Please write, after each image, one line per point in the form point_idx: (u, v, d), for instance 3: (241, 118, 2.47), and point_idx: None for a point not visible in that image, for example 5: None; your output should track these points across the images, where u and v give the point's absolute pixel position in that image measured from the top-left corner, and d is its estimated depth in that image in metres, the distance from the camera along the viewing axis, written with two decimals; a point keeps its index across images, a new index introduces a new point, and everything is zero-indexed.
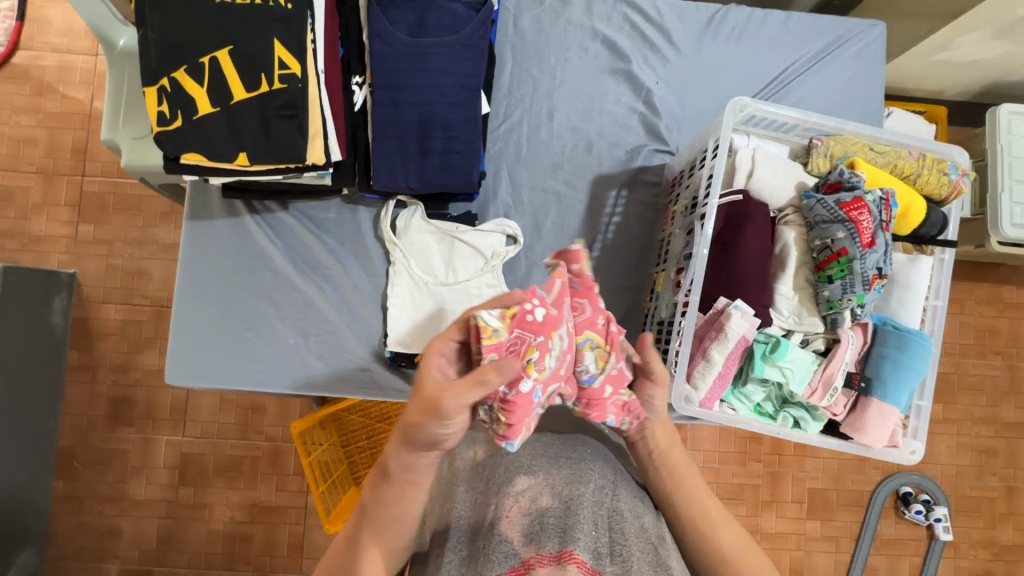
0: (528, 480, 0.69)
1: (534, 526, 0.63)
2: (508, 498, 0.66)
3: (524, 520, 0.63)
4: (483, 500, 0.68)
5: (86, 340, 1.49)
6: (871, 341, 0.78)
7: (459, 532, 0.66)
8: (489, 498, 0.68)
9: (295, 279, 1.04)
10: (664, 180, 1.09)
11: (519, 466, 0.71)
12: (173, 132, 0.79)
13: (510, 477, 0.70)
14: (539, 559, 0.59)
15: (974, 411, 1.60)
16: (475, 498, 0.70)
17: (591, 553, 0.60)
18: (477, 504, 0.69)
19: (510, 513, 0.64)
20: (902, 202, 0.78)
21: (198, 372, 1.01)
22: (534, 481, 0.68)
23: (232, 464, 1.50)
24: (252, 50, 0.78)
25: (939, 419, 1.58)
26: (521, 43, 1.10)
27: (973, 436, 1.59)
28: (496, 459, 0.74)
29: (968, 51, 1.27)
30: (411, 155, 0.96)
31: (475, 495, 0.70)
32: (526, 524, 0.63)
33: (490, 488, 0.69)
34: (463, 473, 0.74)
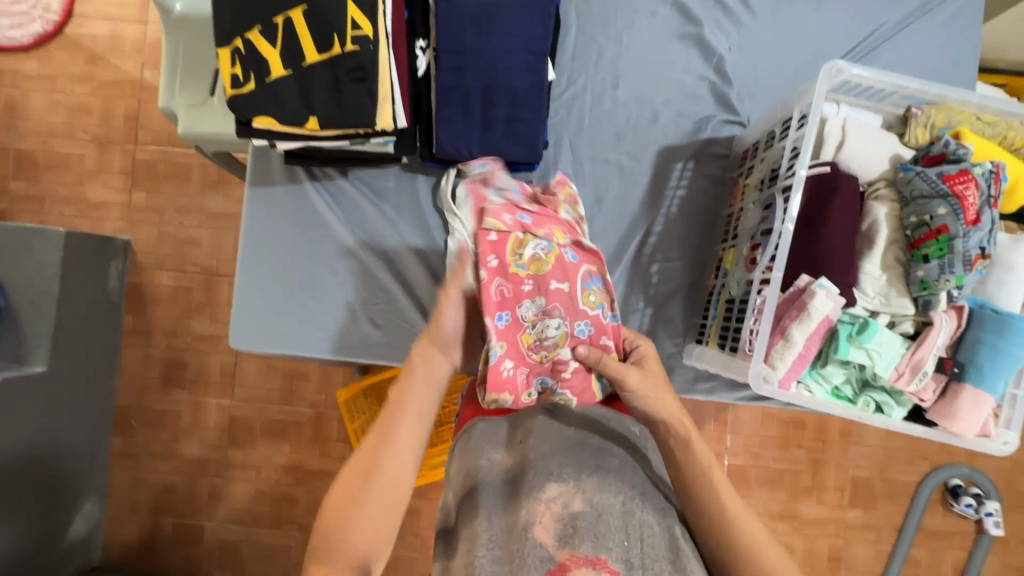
0: (558, 488, 0.66)
1: (567, 530, 0.63)
2: (540, 504, 0.65)
3: (557, 525, 0.64)
4: (513, 504, 0.67)
5: (139, 305, 1.54)
6: (965, 324, 0.73)
7: (488, 533, 0.65)
8: (519, 505, 0.67)
9: (353, 246, 1.04)
10: (732, 153, 1.04)
11: (548, 472, 0.68)
12: (246, 95, 0.78)
13: (539, 485, 0.67)
14: (574, 562, 0.61)
15: None
16: (501, 501, 0.69)
17: (622, 561, 0.62)
18: (505, 507, 0.68)
19: (544, 519, 0.64)
20: (1011, 176, 0.73)
21: (257, 334, 1.03)
22: (566, 489, 0.66)
23: (278, 428, 1.55)
24: (324, 10, 0.76)
25: None
26: (586, 6, 1.05)
27: None
28: (523, 467, 0.70)
29: None
30: (475, 123, 0.94)
31: (502, 499, 0.69)
32: (558, 529, 0.64)
33: (520, 494, 0.67)
34: (485, 474, 0.71)
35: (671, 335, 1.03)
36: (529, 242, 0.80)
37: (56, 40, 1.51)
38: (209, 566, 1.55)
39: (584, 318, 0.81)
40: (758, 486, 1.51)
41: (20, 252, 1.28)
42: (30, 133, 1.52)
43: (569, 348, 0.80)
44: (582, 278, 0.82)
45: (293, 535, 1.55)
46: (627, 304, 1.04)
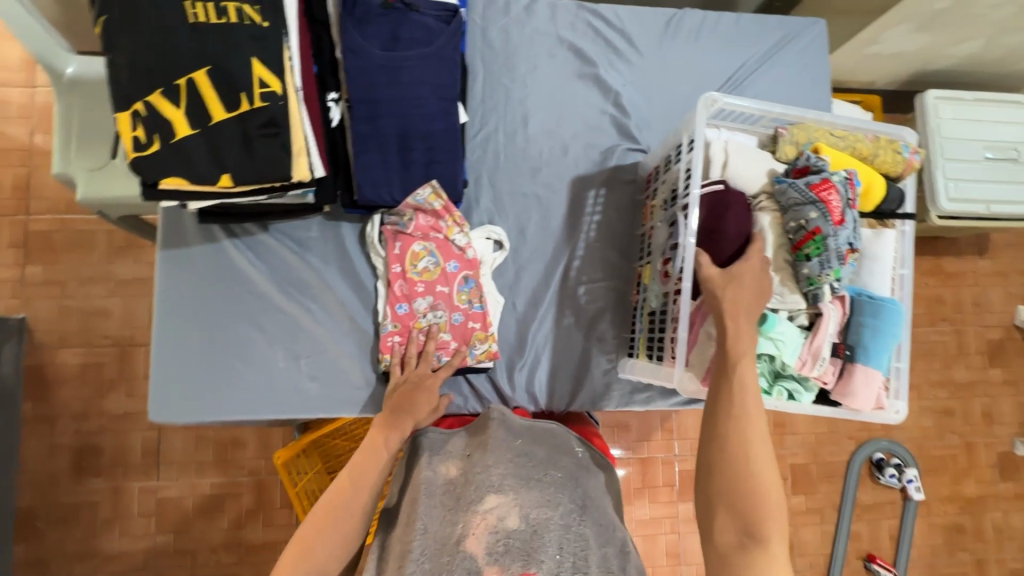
0: (498, 499, 0.71)
1: (498, 543, 0.68)
2: (477, 518, 0.70)
3: (490, 539, 0.68)
4: (452, 517, 0.71)
5: (41, 389, 1.40)
6: (849, 311, 0.83)
7: (423, 543, 0.69)
8: (458, 516, 0.71)
9: (281, 301, 1.02)
10: (639, 177, 1.13)
11: (489, 485, 0.72)
12: (151, 157, 0.76)
13: (480, 496, 0.72)
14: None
15: (931, 375, 1.74)
16: (441, 513, 0.73)
17: None
18: (443, 522, 0.72)
19: (477, 531, 0.69)
20: (864, 181, 0.84)
21: (181, 406, 0.97)
22: (504, 500, 0.71)
23: (215, 504, 1.43)
24: (229, 69, 0.76)
25: None
26: (491, 53, 1.12)
27: (932, 399, 1.72)
28: (467, 477, 0.75)
29: (894, 44, 1.38)
30: (394, 168, 0.97)
31: (443, 511, 0.73)
32: (491, 543, 0.68)
33: (459, 505, 0.72)
34: (430, 481, 0.77)
35: (605, 352, 1.08)
36: (423, 256, 1.03)
37: None
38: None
39: (458, 310, 1.02)
40: None
41: None
42: None
43: (447, 331, 1.01)
44: (459, 282, 1.03)
45: None
46: (561, 328, 1.08)
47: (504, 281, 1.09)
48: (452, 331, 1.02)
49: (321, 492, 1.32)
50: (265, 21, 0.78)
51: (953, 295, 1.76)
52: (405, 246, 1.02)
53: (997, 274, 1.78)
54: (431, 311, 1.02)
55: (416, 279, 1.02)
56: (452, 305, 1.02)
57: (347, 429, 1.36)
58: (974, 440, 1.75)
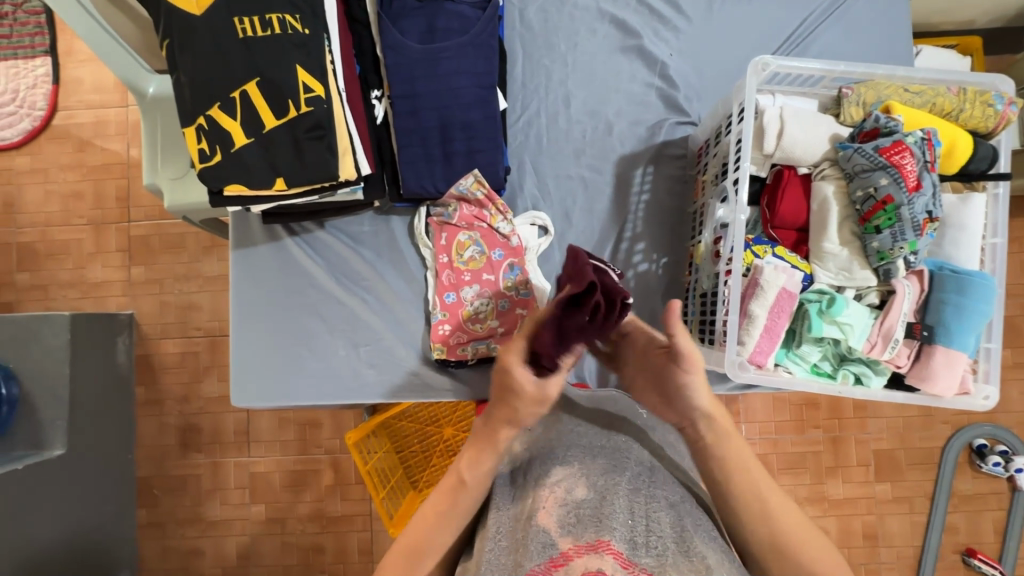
0: (563, 469, 0.69)
1: (570, 515, 0.62)
2: (545, 489, 0.67)
3: (560, 511, 0.63)
4: (523, 492, 0.70)
5: (149, 375, 1.58)
6: (928, 288, 0.75)
7: (497, 519, 0.68)
8: (528, 489, 0.70)
9: (340, 294, 1.08)
10: (689, 152, 1.08)
11: (554, 456, 0.72)
12: (215, 167, 0.83)
13: (546, 470, 0.70)
14: (576, 550, 0.58)
15: None
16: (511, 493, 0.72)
17: (628, 542, 0.59)
18: (514, 497, 0.71)
19: (547, 505, 0.64)
20: (945, 139, 0.75)
21: (257, 390, 1.07)
22: (569, 469, 0.69)
23: (297, 479, 1.57)
24: (276, 78, 0.80)
25: (1009, 364, 1.51)
26: (529, 35, 1.10)
27: None
28: (531, 449, 0.76)
29: None
30: (436, 159, 0.99)
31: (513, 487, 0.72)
32: (562, 515, 0.63)
33: (529, 480, 0.71)
34: (497, 454, 0.78)
35: None
36: (469, 244, 1.05)
37: (46, 134, 1.59)
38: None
39: (505, 298, 1.05)
40: (779, 473, 1.49)
41: (30, 341, 1.34)
42: (31, 225, 1.59)
43: (496, 319, 1.04)
44: (505, 270, 1.05)
45: None
46: None
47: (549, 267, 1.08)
48: (501, 317, 1.04)
49: (390, 471, 1.38)
50: (306, 28, 0.81)
51: None
52: (451, 237, 1.05)
53: None
54: (478, 300, 1.05)
55: (462, 269, 1.05)
56: (500, 293, 1.05)
57: (413, 412, 1.43)
58: None
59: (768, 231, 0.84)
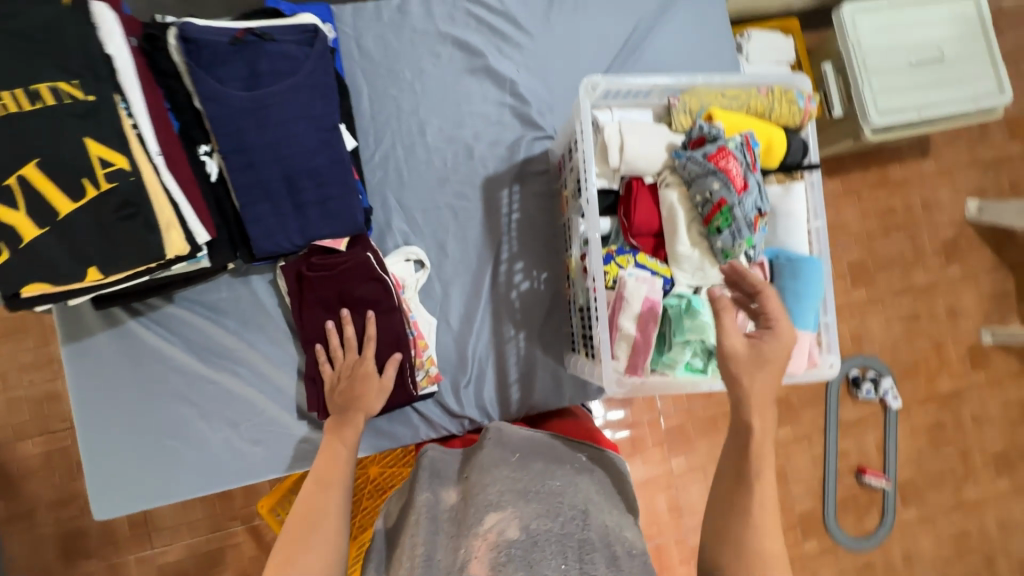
0: (495, 515, 0.66)
1: (499, 559, 0.60)
2: (477, 538, 0.64)
3: (492, 558, 0.61)
4: (455, 544, 0.66)
5: (10, 487, 1.34)
6: (770, 276, 0.81)
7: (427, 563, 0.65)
8: (460, 540, 0.66)
9: (208, 372, 0.97)
10: (551, 165, 1.08)
11: (486, 503, 0.68)
12: (3, 268, 0.69)
13: (480, 517, 0.67)
14: None
15: (894, 285, 1.72)
16: (442, 539, 0.69)
17: None
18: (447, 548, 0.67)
19: (478, 553, 0.62)
20: (763, 138, 0.81)
21: (121, 497, 0.94)
22: (502, 515, 0.66)
23: (214, 559, 1.38)
24: (63, 157, 0.70)
25: (866, 300, 1.69)
26: (370, 64, 1.05)
27: (898, 308, 1.71)
28: (467, 501, 0.72)
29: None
30: (287, 213, 0.91)
31: (447, 539, 0.68)
32: (493, 562, 0.61)
33: (461, 530, 0.67)
34: (435, 502, 0.76)
35: (550, 351, 1.06)
36: None
37: None
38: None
39: None
40: None
41: None
42: None
43: None
44: None
45: None
46: (501, 336, 1.05)
47: (433, 302, 1.05)
48: None
49: None
50: (88, 95, 0.71)
51: (904, 202, 1.74)
52: None
53: (943, 174, 1.75)
54: None
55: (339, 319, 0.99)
56: None
57: None
58: (945, 338, 1.73)
59: (629, 239, 0.86)
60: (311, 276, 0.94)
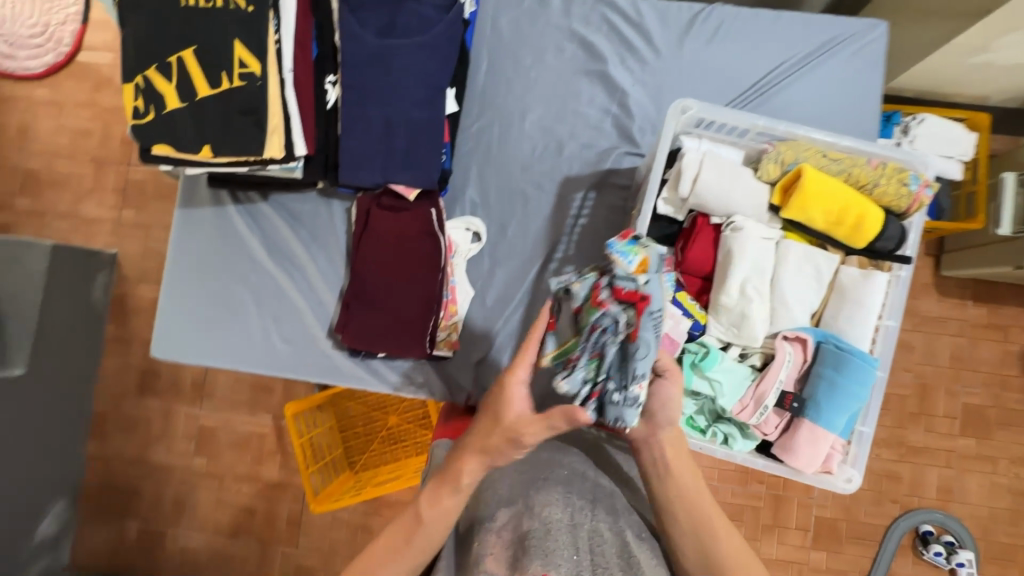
0: (505, 514, 0.68)
1: (515, 553, 0.63)
2: (490, 534, 0.67)
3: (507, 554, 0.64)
4: (472, 541, 0.69)
5: (122, 315, 1.60)
6: (811, 359, 0.73)
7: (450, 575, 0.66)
8: (474, 536, 0.69)
9: (271, 268, 1.10)
10: (634, 183, 1.07)
11: (498, 500, 0.70)
12: (146, 126, 0.85)
13: (492, 516, 0.69)
14: None
15: (1014, 450, 1.36)
16: (462, 536, 0.71)
17: None
18: (467, 541, 0.70)
19: (494, 550, 0.65)
20: (854, 211, 0.73)
21: (176, 345, 1.10)
22: (512, 513, 0.67)
23: (242, 440, 1.55)
24: (215, 50, 0.83)
25: (971, 455, 1.35)
26: (498, 43, 1.10)
27: (1012, 478, 1.35)
28: (478, 498, 0.73)
29: (1013, 52, 1.11)
30: (377, 153, 1.00)
31: (465, 534, 0.71)
32: (509, 556, 0.63)
33: (475, 528, 0.69)
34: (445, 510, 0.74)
35: None
36: None
37: (67, 70, 1.59)
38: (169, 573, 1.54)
39: None
40: None
41: (12, 264, 1.34)
42: (36, 154, 1.60)
43: None
44: None
45: (254, 549, 1.52)
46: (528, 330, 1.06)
47: (478, 275, 1.08)
48: None
49: (329, 448, 1.39)
50: (249, 6, 0.84)
51: None
52: None
53: None
54: None
55: None
56: None
57: (363, 392, 1.40)
58: None
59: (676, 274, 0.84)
60: (378, 213, 1.03)
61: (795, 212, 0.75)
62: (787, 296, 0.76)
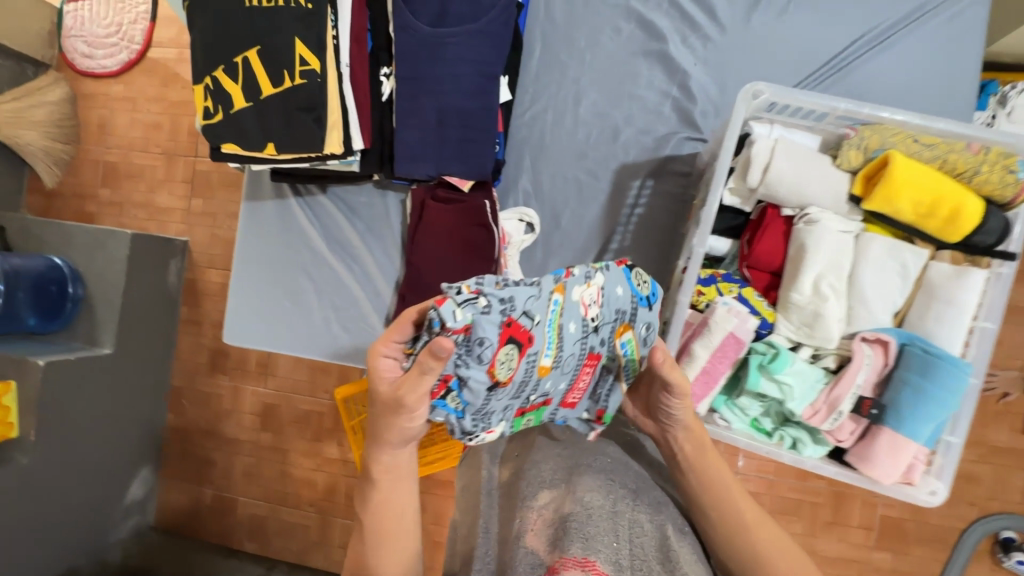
0: (548, 493, 0.63)
1: (557, 532, 0.58)
2: (531, 511, 0.62)
3: (549, 532, 0.59)
4: (508, 517, 0.64)
5: (194, 298, 1.65)
6: (893, 363, 0.68)
7: (485, 546, 0.63)
8: (512, 513, 0.64)
9: (331, 259, 1.14)
10: (695, 170, 1.02)
11: (541, 479, 0.66)
12: (216, 126, 0.89)
13: (532, 493, 0.64)
14: (564, 565, 0.53)
15: None
16: (499, 512, 0.66)
17: (612, 565, 0.54)
18: (503, 518, 0.65)
19: (535, 527, 0.60)
20: (947, 202, 0.67)
21: (245, 331, 1.16)
22: (556, 493, 0.63)
23: (303, 417, 1.61)
24: (277, 49, 0.85)
25: None
26: (551, 27, 1.07)
27: None
28: (518, 476, 0.69)
29: None
30: (430, 144, 0.99)
31: (502, 509, 0.66)
32: (551, 535, 0.58)
33: (514, 502, 0.65)
34: (484, 482, 0.70)
35: None
36: None
37: (138, 67, 1.65)
38: (240, 537, 1.66)
39: None
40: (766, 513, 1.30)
41: (97, 249, 1.42)
42: (114, 147, 1.68)
43: None
44: None
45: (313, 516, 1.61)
46: None
47: (531, 266, 1.08)
48: None
49: None
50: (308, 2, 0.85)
51: None
52: None
53: None
54: None
55: None
56: None
57: None
58: None
59: (741, 268, 0.80)
60: (432, 205, 1.04)
61: (879, 205, 0.69)
62: (868, 294, 0.71)
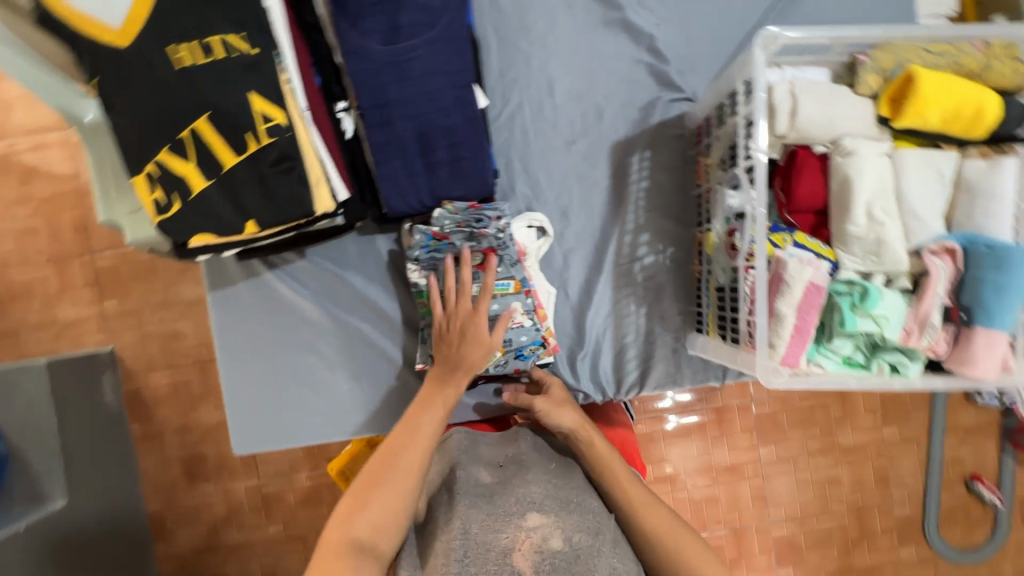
0: (538, 517, 0.68)
1: None
2: (520, 532, 0.67)
3: (535, 557, 0.65)
4: (493, 522, 0.68)
5: (142, 410, 1.34)
6: (962, 267, 0.71)
7: (465, 545, 0.66)
8: (495, 522, 0.68)
9: (335, 326, 1.01)
10: (687, 130, 1.01)
11: (529, 499, 0.70)
12: (176, 217, 0.74)
13: (520, 510, 0.69)
14: None
15: None
16: (480, 513, 0.69)
17: None
18: (484, 517, 0.69)
19: (522, 548, 0.66)
20: (971, 103, 0.71)
21: (257, 435, 1.01)
22: (546, 519, 0.68)
23: (309, 495, 1.34)
24: (230, 110, 0.71)
25: None
26: (502, 18, 0.99)
27: None
28: (507, 486, 0.72)
29: None
30: (417, 172, 0.89)
31: (482, 511, 0.69)
32: (535, 560, 0.65)
33: (500, 511, 0.69)
34: (466, 482, 0.73)
35: (668, 329, 1.01)
36: None
37: None
38: None
39: None
40: (790, 428, 1.32)
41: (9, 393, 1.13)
42: None
43: None
44: None
45: None
46: (620, 310, 1.01)
47: (552, 270, 1.01)
48: None
49: None
50: (253, 48, 0.71)
51: None
52: None
53: None
54: None
55: None
56: None
57: None
58: None
59: (785, 216, 0.78)
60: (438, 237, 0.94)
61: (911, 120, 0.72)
62: (917, 207, 0.72)
